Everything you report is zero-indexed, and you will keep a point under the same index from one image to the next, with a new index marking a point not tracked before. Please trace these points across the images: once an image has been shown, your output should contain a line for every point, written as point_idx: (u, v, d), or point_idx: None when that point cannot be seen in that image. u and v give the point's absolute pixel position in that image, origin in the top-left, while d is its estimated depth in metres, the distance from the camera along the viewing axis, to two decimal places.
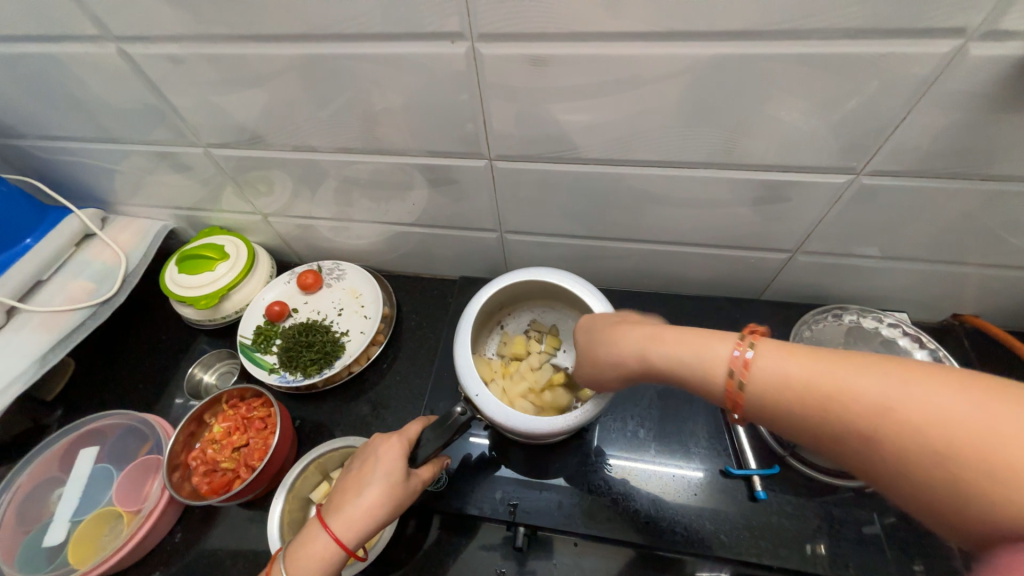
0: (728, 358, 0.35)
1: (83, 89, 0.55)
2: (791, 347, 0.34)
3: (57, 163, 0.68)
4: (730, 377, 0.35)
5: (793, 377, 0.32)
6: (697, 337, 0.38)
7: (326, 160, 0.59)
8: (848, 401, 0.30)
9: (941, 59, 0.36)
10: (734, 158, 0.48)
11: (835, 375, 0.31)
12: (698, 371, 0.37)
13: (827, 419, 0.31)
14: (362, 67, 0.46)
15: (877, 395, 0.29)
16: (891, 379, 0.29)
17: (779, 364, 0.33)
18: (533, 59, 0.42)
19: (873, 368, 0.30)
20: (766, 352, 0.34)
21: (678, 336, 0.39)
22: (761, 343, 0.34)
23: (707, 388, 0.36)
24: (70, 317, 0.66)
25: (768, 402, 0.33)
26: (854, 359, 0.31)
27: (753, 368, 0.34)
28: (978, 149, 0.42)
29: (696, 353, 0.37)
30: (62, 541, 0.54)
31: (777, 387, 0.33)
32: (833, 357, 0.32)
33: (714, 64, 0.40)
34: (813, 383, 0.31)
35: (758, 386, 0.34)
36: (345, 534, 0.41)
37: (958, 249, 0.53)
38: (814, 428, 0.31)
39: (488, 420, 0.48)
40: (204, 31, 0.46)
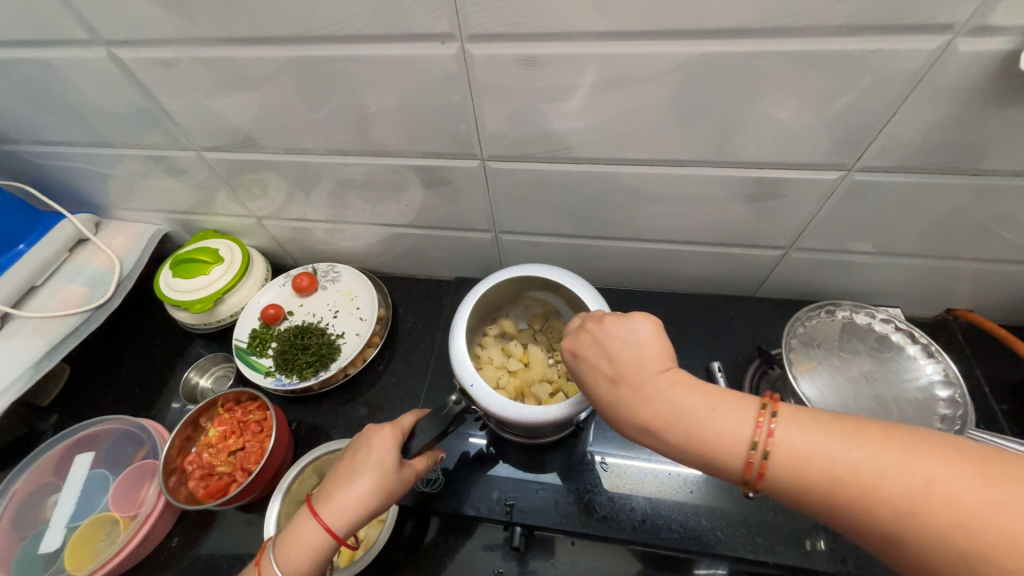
0: (749, 430, 0.31)
1: (74, 94, 0.55)
2: (816, 418, 0.31)
3: (50, 168, 0.68)
4: (750, 454, 0.31)
5: (821, 459, 0.29)
6: (707, 400, 0.33)
7: (320, 162, 0.59)
8: (882, 489, 0.28)
9: (930, 55, 0.36)
10: (726, 156, 0.48)
11: (867, 459, 0.29)
12: (710, 441, 0.32)
13: (860, 508, 0.28)
14: (354, 69, 0.46)
15: (912, 483, 0.27)
16: (929, 468, 0.27)
17: (806, 441, 0.30)
18: (524, 59, 0.42)
19: (906, 449, 0.28)
20: (791, 427, 0.31)
21: (681, 397, 0.34)
22: (783, 414, 0.31)
23: (721, 462, 0.32)
24: (65, 322, 0.66)
25: (795, 483, 0.30)
26: (884, 438, 0.29)
27: (779, 445, 0.30)
28: (969, 144, 0.42)
29: (707, 420, 0.33)
30: (58, 547, 0.54)
31: (800, 466, 0.30)
32: (862, 436, 0.29)
33: (705, 63, 0.40)
34: (843, 465, 0.29)
35: (784, 466, 0.30)
36: (336, 523, 0.41)
37: (951, 243, 0.53)
38: (844, 514, 0.29)
39: (482, 410, 0.47)
40: (195, 34, 0.45)
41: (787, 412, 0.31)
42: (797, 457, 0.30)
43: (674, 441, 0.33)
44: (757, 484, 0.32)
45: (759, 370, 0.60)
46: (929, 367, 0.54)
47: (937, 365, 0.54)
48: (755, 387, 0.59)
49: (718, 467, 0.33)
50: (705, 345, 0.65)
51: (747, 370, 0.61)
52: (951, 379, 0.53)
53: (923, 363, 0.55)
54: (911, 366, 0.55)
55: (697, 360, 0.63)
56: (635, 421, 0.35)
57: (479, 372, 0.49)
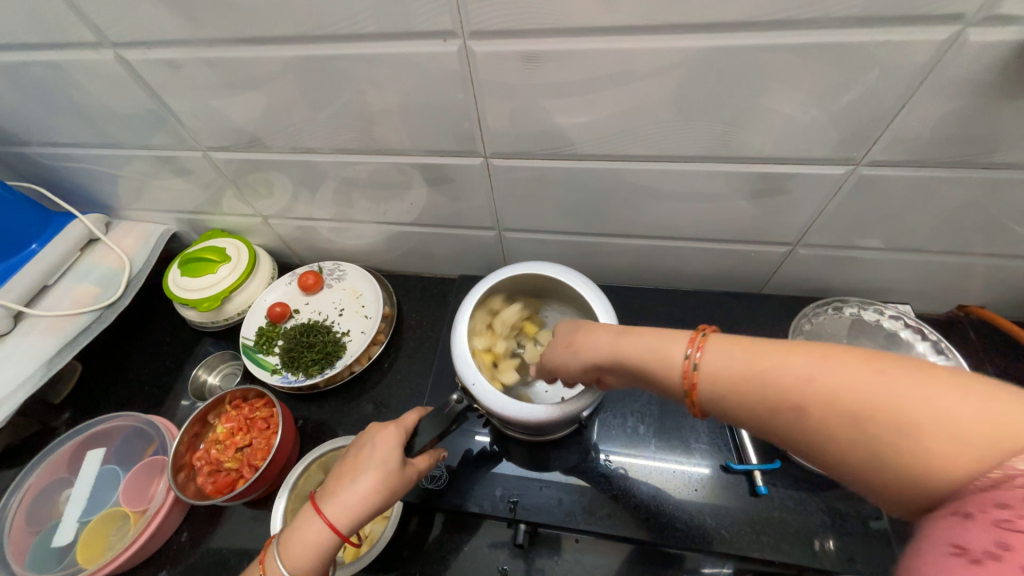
0: (681, 355, 0.36)
1: (84, 95, 0.56)
2: (739, 339, 0.35)
3: (62, 169, 0.69)
4: (685, 372, 0.35)
5: (737, 370, 0.34)
6: (651, 335, 0.38)
7: (325, 161, 0.59)
8: (786, 387, 0.31)
9: (939, 46, 0.36)
10: (731, 151, 0.47)
11: (780, 366, 0.32)
12: (652, 367, 0.37)
13: (774, 411, 0.32)
14: (357, 68, 0.46)
15: (817, 383, 0.30)
16: (830, 367, 0.30)
17: (727, 358, 0.34)
18: (526, 55, 0.42)
19: (813, 353, 0.31)
20: (714, 348, 0.35)
21: (632, 334, 0.39)
22: (710, 339, 0.36)
23: (663, 384, 0.37)
24: (76, 321, 0.67)
25: (720, 395, 0.34)
26: (795, 346, 0.32)
27: (704, 364, 0.35)
28: (980, 137, 0.41)
29: (648, 351, 0.38)
30: (69, 541, 0.55)
31: (726, 380, 0.34)
32: (776, 348, 0.33)
33: (708, 57, 0.39)
34: (759, 375, 0.32)
35: (709, 382, 0.34)
36: (340, 521, 0.41)
37: (963, 238, 0.52)
38: (763, 418, 0.33)
39: (486, 409, 0.48)
40: (200, 35, 0.46)
41: (713, 337, 0.35)
42: (723, 370, 0.34)
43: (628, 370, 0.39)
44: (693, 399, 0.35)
45: None
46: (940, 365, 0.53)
47: (947, 363, 0.53)
48: None
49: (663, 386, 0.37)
50: None
51: None
52: None
53: (934, 360, 0.54)
54: None
55: None
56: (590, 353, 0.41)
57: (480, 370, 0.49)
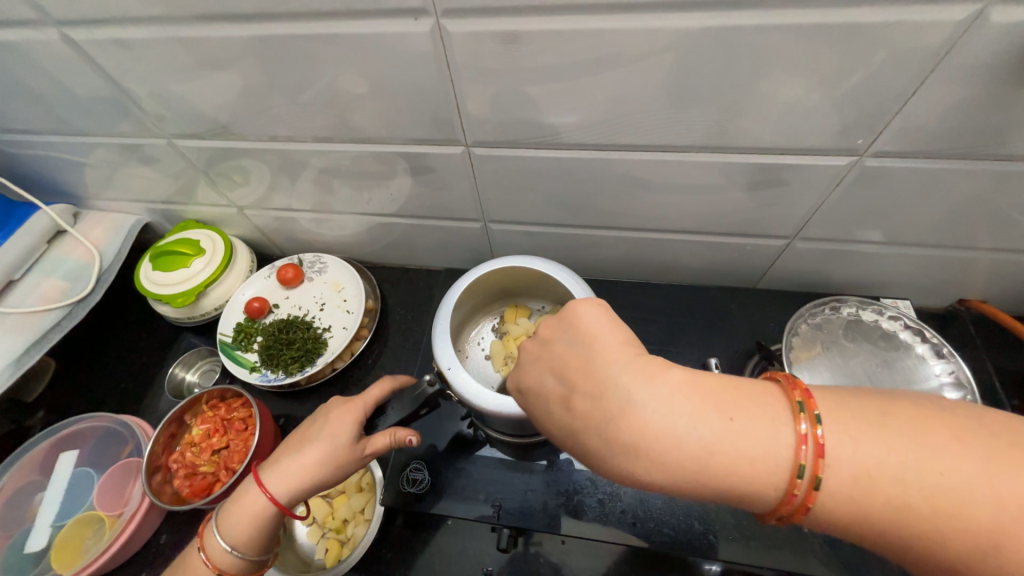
0: (790, 444, 0.27)
1: (35, 79, 0.52)
2: (861, 421, 0.27)
3: (22, 158, 0.65)
4: (795, 476, 0.27)
5: (874, 474, 0.25)
6: (731, 407, 0.29)
7: (299, 150, 0.56)
8: (938, 504, 0.24)
9: (957, 28, 0.33)
10: (727, 141, 0.44)
11: (927, 470, 0.25)
12: (738, 463, 0.27)
13: (916, 528, 0.25)
14: (324, 50, 0.43)
15: (984, 497, 0.23)
16: (991, 478, 0.24)
17: (856, 451, 0.26)
18: (505, 36, 0.38)
19: (972, 454, 0.24)
20: (838, 430, 0.27)
21: (701, 405, 0.29)
22: (825, 417, 0.27)
23: (751, 484, 0.28)
24: (44, 318, 0.64)
25: (845, 505, 0.26)
26: (942, 442, 0.25)
27: (832, 462, 0.26)
28: (995, 127, 0.38)
29: (735, 437, 0.28)
30: (44, 546, 0.54)
31: (853, 487, 0.26)
32: (917, 438, 0.26)
33: (704, 38, 0.36)
34: (901, 480, 0.25)
35: (832, 483, 0.26)
36: (277, 491, 0.42)
37: (969, 232, 0.49)
38: (897, 534, 0.26)
39: (458, 397, 0.46)
40: (151, 13, 0.42)
41: (831, 414, 0.27)
42: (851, 474, 0.26)
43: (678, 473, 0.28)
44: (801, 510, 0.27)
45: (759, 366, 0.58)
46: (939, 368, 0.52)
47: (947, 366, 0.51)
48: None
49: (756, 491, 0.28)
50: (703, 338, 0.62)
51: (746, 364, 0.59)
52: (961, 382, 0.50)
53: (933, 363, 0.52)
54: (920, 368, 0.53)
55: (693, 355, 0.61)
56: (596, 439, 0.31)
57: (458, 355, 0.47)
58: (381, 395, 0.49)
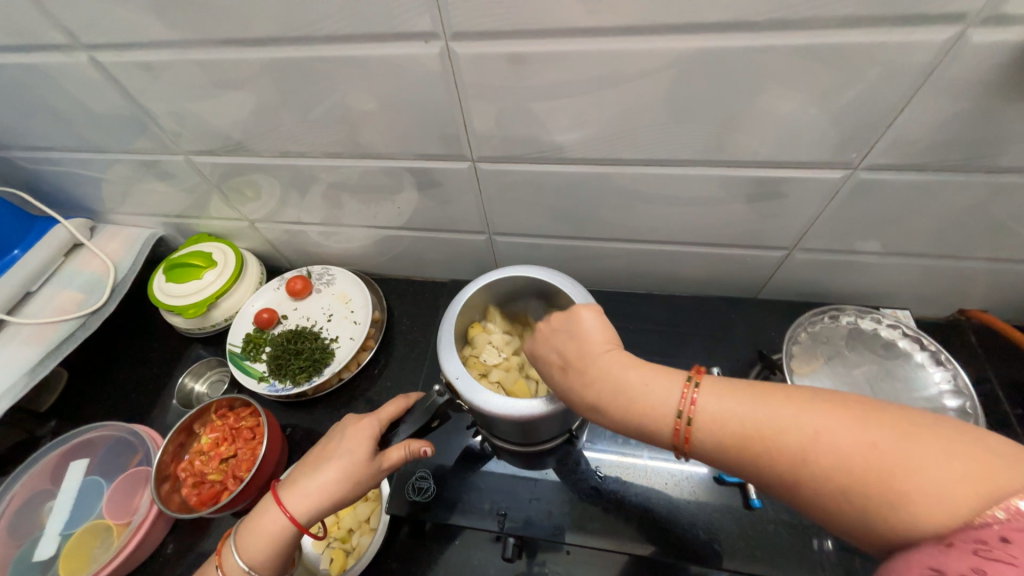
0: (672, 400, 0.34)
1: (61, 99, 0.54)
2: (732, 385, 0.33)
3: (43, 174, 0.68)
4: (676, 422, 0.33)
5: (733, 422, 0.32)
6: (638, 375, 0.35)
7: (311, 165, 0.58)
8: (785, 442, 0.30)
9: (940, 47, 0.34)
10: (725, 155, 0.46)
11: (772, 417, 0.30)
12: (637, 413, 0.34)
13: (766, 462, 0.30)
14: (337, 71, 0.45)
15: (813, 435, 0.29)
16: (818, 420, 0.29)
17: (722, 405, 0.32)
18: (511, 58, 0.40)
19: (802, 400, 0.30)
20: (710, 391, 0.33)
21: (616, 372, 0.36)
22: (706, 383, 0.33)
23: (646, 432, 0.34)
24: (59, 328, 0.66)
25: (716, 447, 0.32)
26: (788, 396, 0.31)
27: (697, 412, 0.32)
28: (983, 140, 0.40)
29: (636, 395, 0.35)
30: (52, 555, 0.54)
31: (719, 431, 0.32)
32: (767, 394, 0.32)
33: (700, 58, 0.38)
34: (755, 425, 0.31)
35: (705, 430, 0.32)
36: (297, 511, 0.42)
37: (965, 242, 0.51)
38: (756, 469, 0.31)
39: (467, 405, 0.46)
40: (175, 38, 0.44)
41: (708, 380, 0.34)
42: (715, 422, 0.32)
43: (613, 419, 0.36)
44: (686, 450, 0.34)
45: (761, 375, 0.58)
46: (938, 375, 0.52)
47: (945, 373, 0.51)
48: None
49: (652, 435, 0.34)
50: (706, 348, 0.63)
51: (748, 374, 0.60)
52: (960, 388, 0.50)
53: (932, 370, 0.53)
54: (919, 375, 0.53)
55: (696, 365, 0.62)
56: (579, 400, 0.38)
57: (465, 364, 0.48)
58: (396, 411, 0.49)
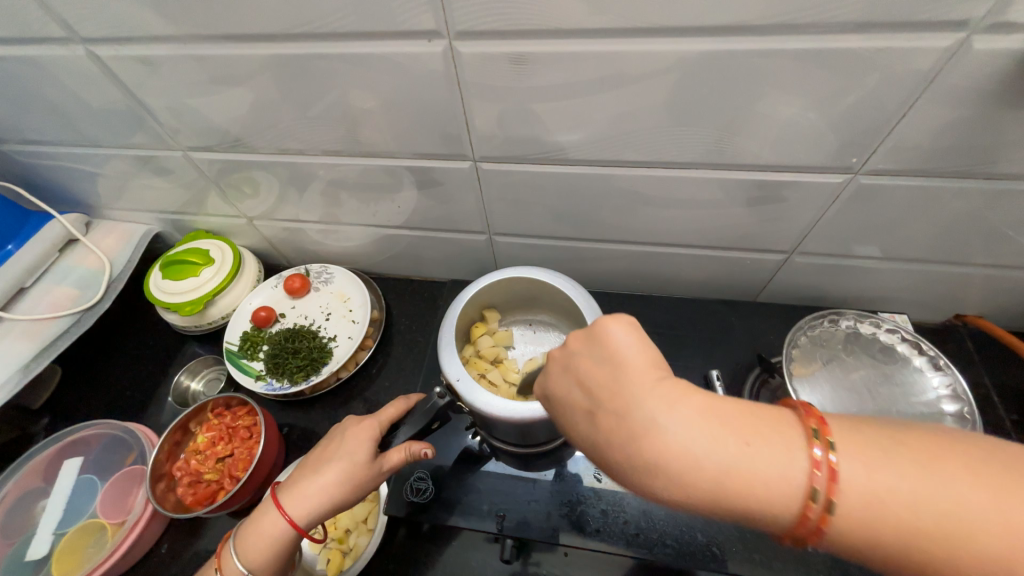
0: (803, 471, 0.25)
1: (57, 92, 0.54)
2: (877, 447, 0.25)
3: (38, 168, 0.67)
4: (807, 504, 0.24)
5: (895, 507, 0.23)
6: (740, 433, 0.26)
7: (310, 163, 0.57)
8: (972, 542, 0.22)
9: (942, 54, 0.34)
10: (726, 158, 0.46)
11: (953, 502, 0.22)
12: (755, 490, 0.25)
13: (938, 559, 0.23)
14: (339, 69, 0.45)
15: (1023, 538, 0.21)
16: (1021, 512, 0.22)
17: (873, 480, 0.24)
18: (514, 57, 0.40)
19: (987, 479, 0.23)
20: (855, 460, 0.24)
21: (700, 427, 0.27)
22: (842, 445, 0.25)
23: (766, 513, 0.25)
24: (54, 325, 0.65)
25: (864, 538, 0.24)
26: (971, 471, 0.23)
27: (843, 490, 0.24)
28: (982, 147, 0.40)
29: (750, 462, 0.25)
30: (45, 554, 0.54)
31: (870, 518, 0.24)
32: (934, 464, 0.23)
33: (703, 61, 0.38)
34: (926, 514, 0.23)
35: (851, 515, 0.24)
36: (297, 514, 0.42)
37: (963, 248, 0.51)
38: (923, 567, 0.23)
39: (468, 406, 0.46)
40: (174, 32, 0.44)
41: (844, 440, 0.25)
42: (867, 504, 0.24)
43: (697, 494, 0.26)
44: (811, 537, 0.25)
45: (760, 378, 0.59)
46: (937, 381, 0.52)
47: (944, 379, 0.52)
48: (755, 395, 0.58)
49: (766, 517, 0.26)
50: (705, 350, 0.63)
51: (747, 377, 0.60)
52: (958, 394, 0.51)
53: (931, 375, 0.53)
54: (918, 380, 0.54)
55: (694, 367, 0.62)
56: (628, 461, 0.28)
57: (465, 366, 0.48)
58: (397, 412, 0.49)
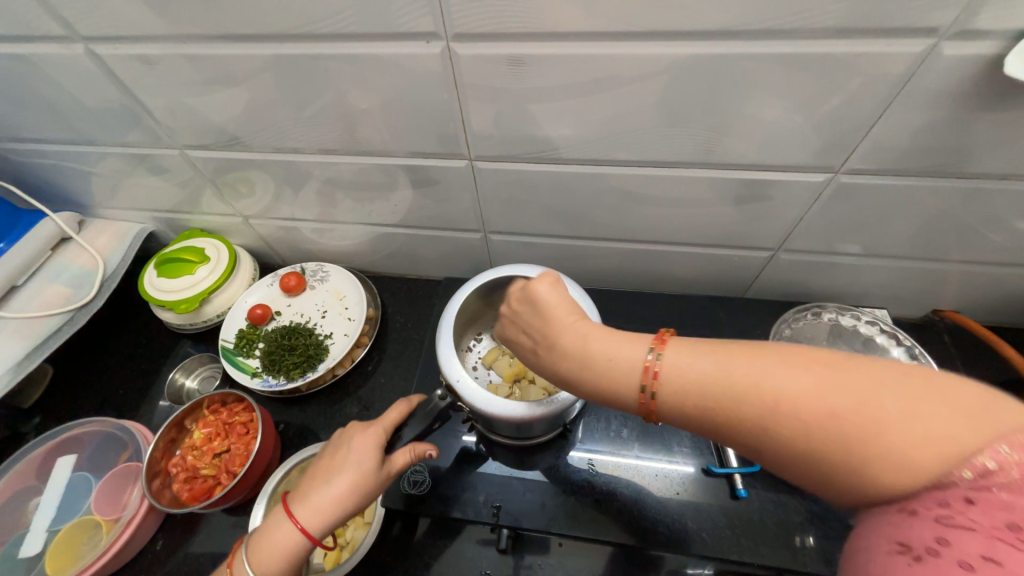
0: (641, 366, 0.33)
1: (53, 90, 0.54)
2: (706, 348, 0.32)
3: (31, 166, 0.67)
4: (642, 391, 0.33)
5: (709, 387, 0.31)
6: (606, 342, 0.35)
7: (307, 161, 0.58)
8: (766, 405, 0.29)
9: (915, 59, 0.36)
10: (714, 158, 0.48)
11: (753, 377, 0.29)
12: (612, 377, 0.34)
13: (742, 424, 0.30)
14: (337, 69, 0.46)
15: (800, 398, 0.28)
16: (799, 377, 0.28)
17: (696, 368, 0.31)
18: (511, 60, 0.42)
19: (788, 359, 0.29)
20: (681, 359, 0.32)
21: (584, 343, 0.36)
22: (670, 348, 0.33)
23: (622, 396, 0.34)
24: (47, 323, 0.65)
25: (689, 413, 0.32)
26: (777, 355, 0.30)
27: (667, 378, 0.32)
28: (954, 148, 0.42)
29: (607, 361, 0.34)
30: (38, 552, 0.54)
31: (689, 396, 0.31)
32: (747, 355, 0.30)
33: (692, 64, 0.39)
34: (734, 388, 0.30)
35: (673, 396, 0.32)
36: (309, 523, 0.42)
37: (939, 244, 0.53)
38: (730, 430, 0.30)
39: (468, 405, 0.47)
40: (175, 31, 0.45)
41: (675, 347, 0.33)
42: (686, 386, 0.31)
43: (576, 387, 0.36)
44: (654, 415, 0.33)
45: None
46: None
47: None
48: None
49: (622, 405, 0.34)
50: None
51: None
52: None
53: None
54: None
55: None
56: (542, 369, 0.39)
57: (465, 367, 0.49)
58: (400, 416, 0.50)
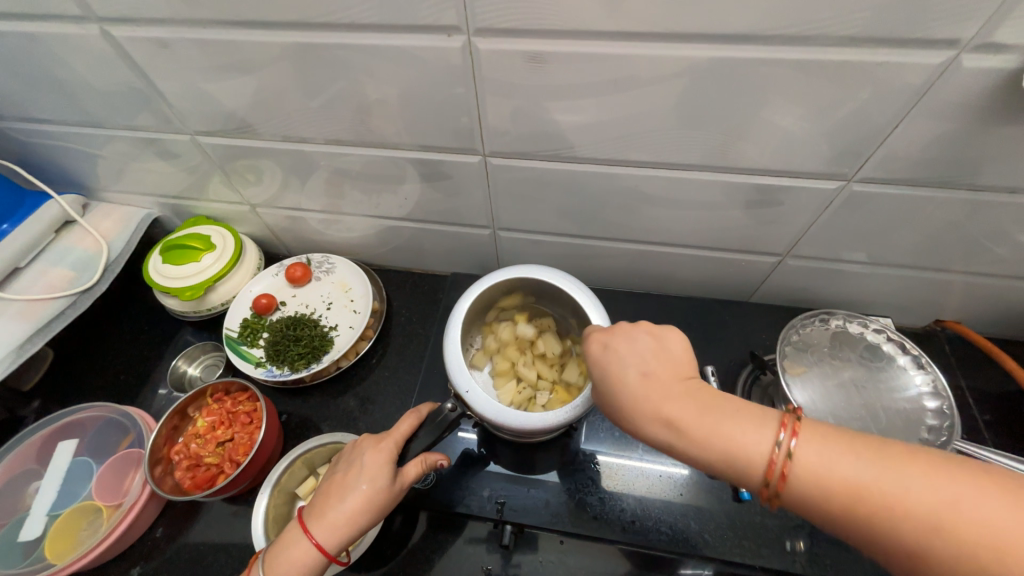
0: (769, 440, 0.32)
1: (63, 70, 0.53)
2: (832, 433, 0.32)
3: (36, 146, 0.66)
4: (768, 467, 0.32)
5: (836, 476, 0.31)
6: (733, 412, 0.34)
7: (316, 151, 0.58)
8: (889, 504, 0.29)
9: (934, 70, 0.37)
10: (728, 161, 0.48)
11: (877, 473, 0.30)
12: (733, 453, 0.33)
13: (864, 520, 0.30)
14: (355, 59, 0.45)
15: (929, 502, 0.28)
16: (929, 481, 0.29)
17: (819, 453, 0.31)
18: (532, 56, 0.42)
19: (901, 461, 0.30)
20: (810, 443, 0.32)
21: (709, 407, 0.35)
22: (803, 428, 0.32)
23: (747, 475, 0.33)
24: (49, 306, 0.64)
25: (808, 497, 0.31)
26: (904, 456, 0.30)
27: (797, 458, 0.31)
28: (966, 160, 0.43)
29: (729, 431, 0.33)
30: (37, 536, 0.53)
31: (819, 482, 0.31)
32: (874, 451, 0.31)
33: (711, 67, 0.40)
34: (858, 478, 0.30)
35: (799, 478, 0.31)
36: (325, 540, 0.43)
37: (945, 255, 0.54)
38: (845, 522, 0.31)
39: (477, 415, 0.49)
40: (193, 15, 0.44)
41: (806, 429, 0.32)
42: (813, 472, 0.31)
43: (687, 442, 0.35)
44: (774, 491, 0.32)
45: (752, 375, 0.61)
46: (919, 378, 0.55)
47: (926, 377, 0.55)
48: (747, 392, 0.60)
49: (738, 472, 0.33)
50: (698, 349, 0.65)
51: (740, 374, 0.62)
52: (938, 391, 0.54)
53: (914, 373, 0.56)
54: (901, 377, 0.56)
55: None
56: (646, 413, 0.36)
57: (473, 378, 0.50)
58: (410, 428, 0.48)
